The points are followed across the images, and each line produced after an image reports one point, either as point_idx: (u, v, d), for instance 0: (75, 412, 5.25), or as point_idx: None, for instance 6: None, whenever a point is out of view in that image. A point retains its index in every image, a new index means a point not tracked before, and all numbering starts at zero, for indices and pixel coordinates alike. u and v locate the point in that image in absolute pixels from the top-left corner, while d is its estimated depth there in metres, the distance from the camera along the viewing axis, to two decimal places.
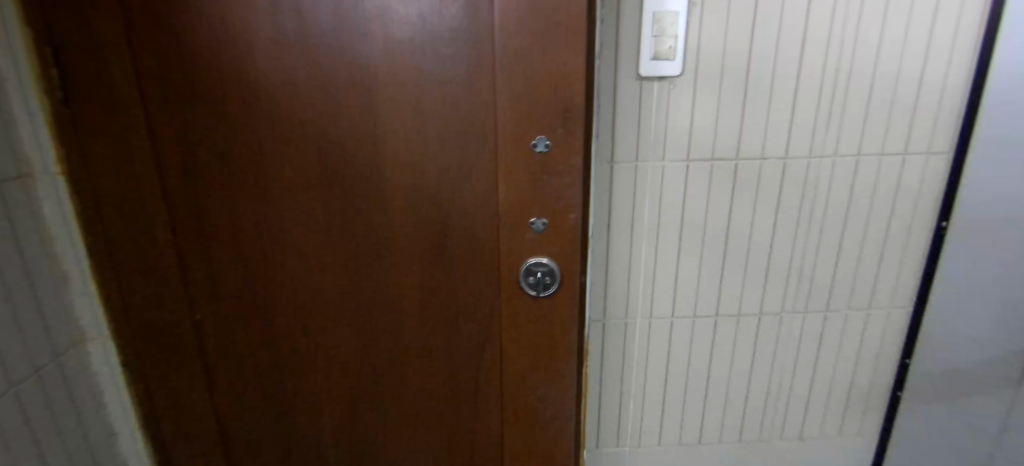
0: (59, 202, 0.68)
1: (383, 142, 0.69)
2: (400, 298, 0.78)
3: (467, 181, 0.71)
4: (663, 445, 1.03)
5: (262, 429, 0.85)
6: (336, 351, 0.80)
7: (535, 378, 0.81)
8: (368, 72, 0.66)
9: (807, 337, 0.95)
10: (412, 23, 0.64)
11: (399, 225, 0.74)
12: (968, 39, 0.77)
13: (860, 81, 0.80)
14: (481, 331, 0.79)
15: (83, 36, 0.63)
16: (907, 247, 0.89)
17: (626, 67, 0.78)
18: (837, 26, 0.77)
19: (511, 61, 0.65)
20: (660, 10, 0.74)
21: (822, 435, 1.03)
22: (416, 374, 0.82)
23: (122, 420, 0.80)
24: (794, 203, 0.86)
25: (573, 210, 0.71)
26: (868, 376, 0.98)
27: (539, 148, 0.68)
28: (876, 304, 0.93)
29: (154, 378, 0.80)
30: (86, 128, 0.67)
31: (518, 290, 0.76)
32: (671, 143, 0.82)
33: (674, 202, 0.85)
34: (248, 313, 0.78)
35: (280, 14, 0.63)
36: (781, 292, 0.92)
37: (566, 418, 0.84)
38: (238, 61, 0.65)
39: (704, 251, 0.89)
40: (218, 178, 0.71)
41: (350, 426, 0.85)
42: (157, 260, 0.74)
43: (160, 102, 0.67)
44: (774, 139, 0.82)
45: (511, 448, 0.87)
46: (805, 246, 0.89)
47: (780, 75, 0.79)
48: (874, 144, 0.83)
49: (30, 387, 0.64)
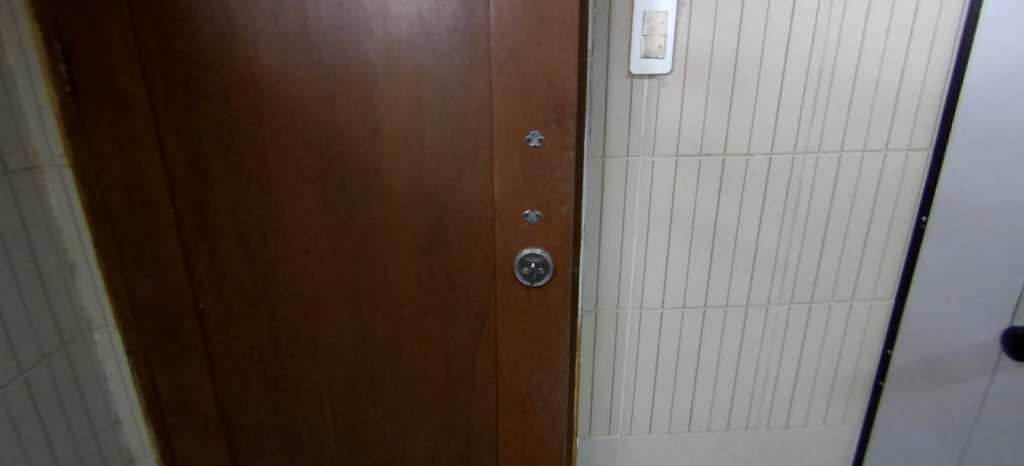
0: (64, 194, 0.70)
1: (383, 135, 0.72)
2: (398, 288, 0.80)
3: (463, 175, 0.74)
4: (654, 433, 1.06)
5: (262, 416, 0.87)
6: (335, 339, 0.83)
7: (529, 366, 0.84)
8: (368, 68, 0.69)
9: (793, 328, 0.98)
10: (410, 21, 0.67)
11: (397, 217, 0.76)
12: (946, 40, 0.80)
13: (844, 79, 0.83)
14: (476, 321, 0.82)
15: (93, 32, 0.66)
16: (887, 241, 0.92)
17: (617, 65, 0.80)
18: (822, 24, 0.80)
19: (506, 59, 0.68)
20: (650, 10, 0.77)
21: (807, 424, 1.06)
22: (412, 361, 0.85)
23: (125, 407, 0.82)
24: (779, 198, 0.89)
25: (565, 203, 0.74)
26: (852, 366, 1.01)
27: (533, 142, 0.71)
28: (859, 296, 0.96)
29: (156, 366, 0.81)
30: (93, 122, 0.69)
31: (512, 281, 0.79)
32: (660, 139, 0.85)
33: (664, 196, 0.88)
34: (251, 302, 0.80)
35: (283, 11, 0.66)
36: (767, 283, 0.95)
37: (559, 406, 0.87)
38: (242, 58, 0.68)
39: (693, 243, 0.91)
40: (222, 170, 0.73)
41: (348, 413, 0.88)
42: (160, 250, 0.76)
43: (166, 97, 0.69)
44: (760, 137, 0.85)
45: (505, 436, 0.89)
46: (791, 240, 0.92)
47: (766, 71, 0.82)
48: (856, 141, 0.86)
49: (35, 372, 0.66)
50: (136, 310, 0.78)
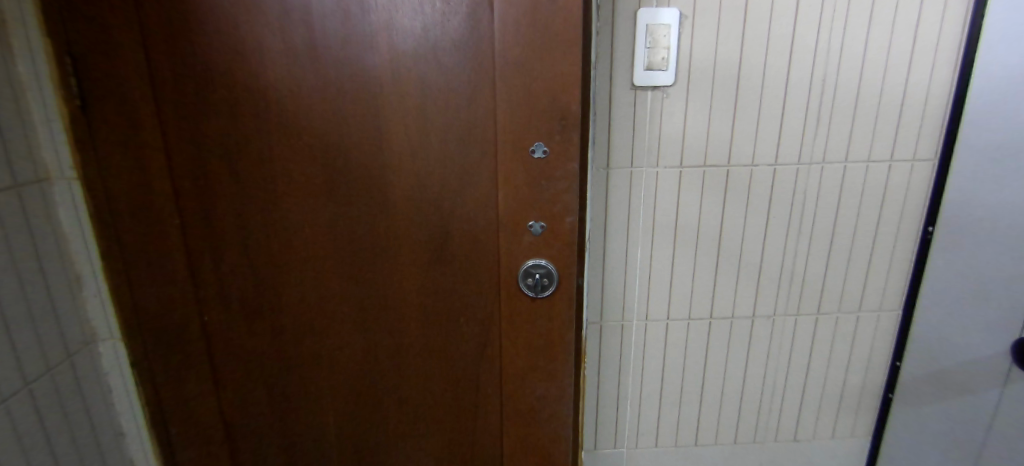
0: (73, 205, 0.71)
1: (387, 148, 0.72)
2: (403, 298, 0.80)
3: (468, 186, 0.74)
4: (660, 446, 1.05)
5: (265, 429, 0.86)
6: (340, 351, 0.82)
7: (533, 378, 0.83)
8: (373, 82, 0.69)
9: (801, 338, 0.97)
10: (415, 35, 0.67)
11: (403, 227, 0.76)
12: (950, 51, 0.81)
13: (847, 91, 0.83)
14: (482, 332, 0.82)
15: (100, 46, 0.66)
16: (895, 252, 0.92)
17: (622, 77, 0.81)
18: (824, 35, 0.80)
19: (511, 71, 0.68)
20: (654, 23, 0.78)
21: (816, 438, 1.05)
22: (416, 371, 0.84)
23: (128, 420, 0.82)
24: (784, 208, 0.89)
25: (570, 214, 0.74)
26: (861, 377, 1.00)
27: (537, 154, 0.71)
28: (866, 307, 0.95)
29: (161, 379, 0.81)
30: (101, 134, 0.70)
31: (517, 292, 0.79)
32: (665, 151, 0.85)
33: (668, 208, 0.88)
34: (257, 314, 0.80)
35: (291, 27, 0.67)
36: (773, 294, 0.94)
37: (564, 419, 0.86)
38: (249, 72, 0.69)
39: (698, 254, 0.91)
40: (229, 182, 0.73)
41: (351, 426, 0.87)
42: (167, 261, 0.76)
43: (174, 111, 0.70)
44: (763, 148, 0.85)
45: (510, 449, 0.88)
46: (797, 249, 0.91)
47: (769, 82, 0.82)
48: (861, 151, 0.86)
49: (41, 383, 0.66)
50: (142, 322, 0.78)
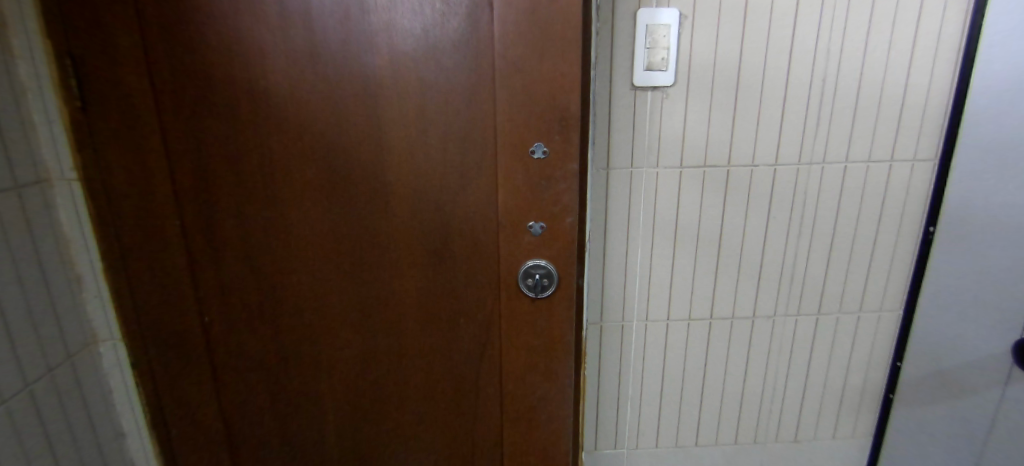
0: (73, 206, 0.71)
1: (387, 148, 0.72)
2: (403, 298, 0.80)
3: (468, 187, 0.74)
4: (661, 447, 1.04)
5: (265, 429, 0.87)
6: (340, 352, 0.82)
7: (533, 378, 0.83)
8: (372, 82, 0.69)
9: (801, 339, 0.97)
10: (415, 36, 0.68)
11: (402, 228, 0.76)
12: (950, 51, 0.81)
13: (847, 91, 0.83)
14: (482, 332, 0.82)
15: (100, 47, 0.67)
16: (895, 252, 0.91)
17: (621, 77, 0.81)
18: (824, 35, 0.80)
19: (511, 71, 0.68)
20: (653, 23, 0.78)
21: (817, 438, 1.05)
22: (415, 372, 0.84)
23: (128, 421, 0.82)
24: (784, 209, 0.89)
25: (569, 214, 0.74)
26: (862, 378, 1.00)
27: (537, 154, 0.71)
28: (867, 308, 0.95)
29: (162, 380, 0.81)
30: (101, 135, 0.70)
31: (517, 293, 0.79)
32: (665, 151, 0.85)
33: (667, 208, 0.88)
34: (257, 315, 0.80)
35: (291, 28, 0.67)
36: (774, 295, 0.94)
37: (563, 419, 0.86)
38: (249, 73, 0.69)
39: (698, 254, 0.91)
40: (229, 183, 0.74)
41: (351, 426, 0.87)
42: (167, 262, 0.76)
43: (174, 112, 0.70)
44: (764, 148, 0.85)
45: (510, 449, 0.88)
46: (798, 249, 0.91)
47: (769, 82, 0.82)
48: (861, 151, 0.86)
49: (42, 384, 0.66)
50: (142, 323, 0.78)
